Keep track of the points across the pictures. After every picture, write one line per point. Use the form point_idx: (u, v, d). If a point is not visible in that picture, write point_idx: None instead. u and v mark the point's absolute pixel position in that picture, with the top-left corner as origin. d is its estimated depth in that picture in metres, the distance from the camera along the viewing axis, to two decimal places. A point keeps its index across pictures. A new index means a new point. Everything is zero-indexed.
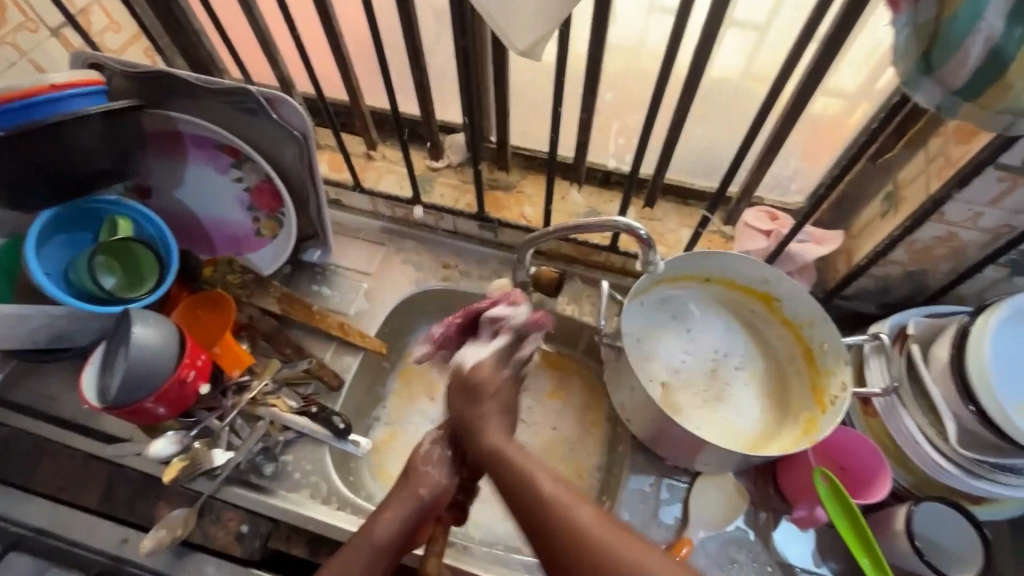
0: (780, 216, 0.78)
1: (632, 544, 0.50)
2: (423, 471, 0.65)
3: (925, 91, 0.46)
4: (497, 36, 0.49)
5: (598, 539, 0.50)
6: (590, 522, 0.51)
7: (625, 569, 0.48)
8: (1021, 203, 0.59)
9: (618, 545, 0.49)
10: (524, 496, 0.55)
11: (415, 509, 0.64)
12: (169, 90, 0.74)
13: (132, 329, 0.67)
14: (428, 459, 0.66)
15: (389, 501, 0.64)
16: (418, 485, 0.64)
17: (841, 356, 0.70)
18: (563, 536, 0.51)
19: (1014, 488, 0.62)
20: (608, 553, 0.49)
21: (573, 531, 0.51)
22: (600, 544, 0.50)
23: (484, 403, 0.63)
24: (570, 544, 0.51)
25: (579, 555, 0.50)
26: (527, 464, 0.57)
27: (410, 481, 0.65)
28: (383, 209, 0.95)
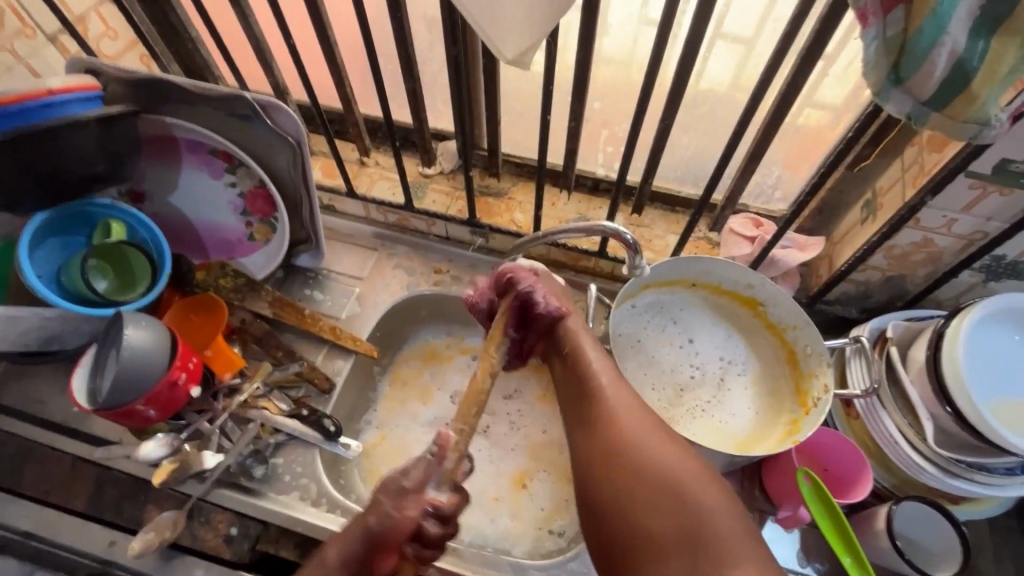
0: (764, 223, 0.81)
1: (667, 445, 0.55)
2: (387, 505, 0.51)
3: (896, 101, 0.48)
4: (487, 46, 0.51)
5: (637, 437, 0.55)
6: (633, 419, 0.57)
7: (656, 464, 0.53)
8: (993, 209, 0.61)
9: (656, 442, 0.55)
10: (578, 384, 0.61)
11: (370, 548, 0.51)
12: (163, 97, 0.75)
13: (124, 331, 0.67)
14: (381, 491, 0.51)
15: (336, 537, 0.52)
16: (370, 514, 0.51)
17: (824, 359, 0.71)
18: (605, 428, 0.57)
19: (991, 487, 0.63)
20: (644, 447, 0.55)
21: (614, 424, 0.57)
22: (638, 439, 0.55)
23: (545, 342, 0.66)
24: (612, 430, 0.57)
25: (617, 447, 0.55)
26: (589, 357, 0.63)
27: (362, 509, 0.52)
28: (375, 214, 0.97)
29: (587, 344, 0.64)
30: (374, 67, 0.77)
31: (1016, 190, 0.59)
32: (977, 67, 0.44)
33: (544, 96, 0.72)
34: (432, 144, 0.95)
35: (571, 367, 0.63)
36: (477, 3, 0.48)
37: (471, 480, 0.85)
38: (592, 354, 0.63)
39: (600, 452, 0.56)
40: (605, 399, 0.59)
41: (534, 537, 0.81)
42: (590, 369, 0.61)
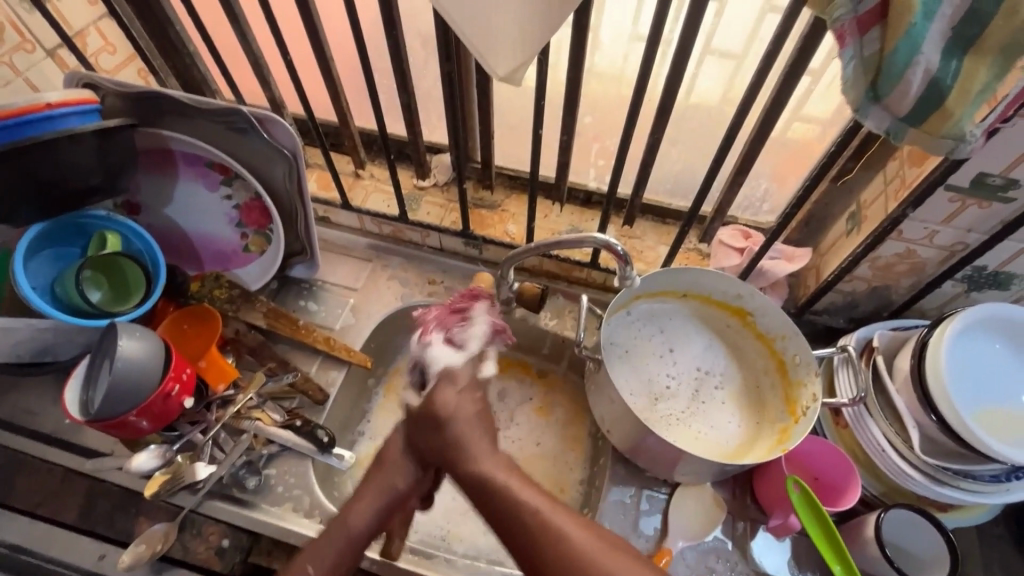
0: (753, 234, 0.82)
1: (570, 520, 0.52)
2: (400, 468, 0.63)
3: (875, 117, 0.50)
4: (480, 63, 0.52)
5: (588, 557, 0.49)
6: (527, 499, 0.53)
7: None
8: (972, 221, 0.63)
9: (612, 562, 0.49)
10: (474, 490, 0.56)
11: (387, 506, 0.62)
12: (161, 110, 0.76)
13: (117, 342, 0.67)
14: (406, 452, 0.64)
15: (360, 494, 0.63)
16: (394, 475, 0.63)
17: (812, 368, 0.72)
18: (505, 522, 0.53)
19: (977, 494, 0.64)
20: (564, 548, 0.50)
21: (513, 518, 0.53)
22: (540, 515, 0.52)
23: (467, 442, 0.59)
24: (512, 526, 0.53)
25: (522, 538, 0.52)
26: (471, 448, 0.59)
27: (387, 471, 0.63)
28: (369, 226, 0.98)
29: (473, 441, 0.59)
30: (369, 82, 0.78)
31: (993, 203, 0.61)
32: (950, 85, 0.46)
33: (536, 111, 0.73)
34: (426, 157, 0.96)
35: (467, 482, 0.57)
36: (468, 20, 0.50)
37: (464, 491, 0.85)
38: (481, 450, 0.58)
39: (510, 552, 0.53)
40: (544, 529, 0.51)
41: None
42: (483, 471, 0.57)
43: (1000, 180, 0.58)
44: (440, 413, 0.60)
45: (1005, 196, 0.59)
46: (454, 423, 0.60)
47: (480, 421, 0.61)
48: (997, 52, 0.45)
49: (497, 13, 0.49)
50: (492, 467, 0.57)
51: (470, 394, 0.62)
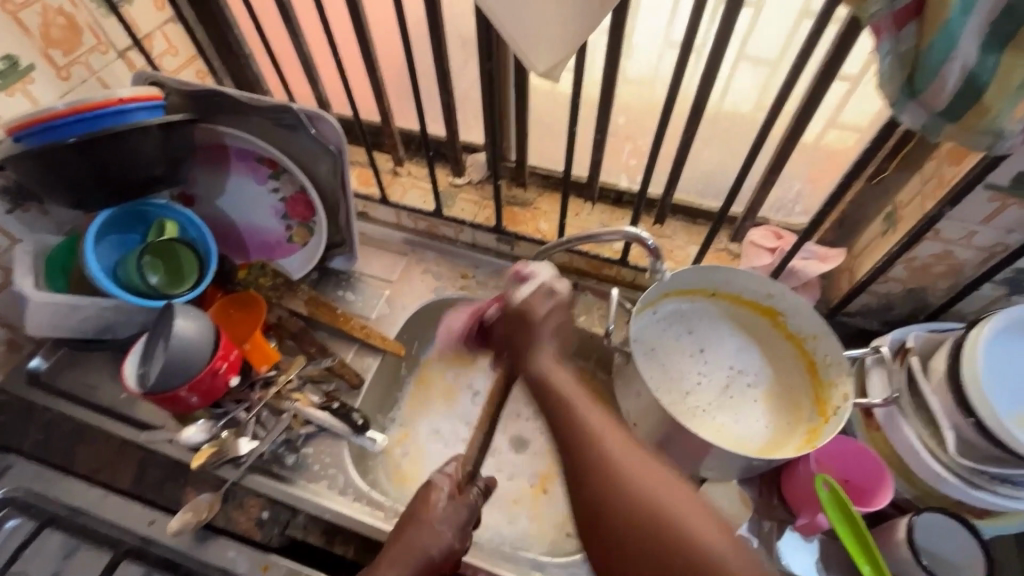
0: (784, 235, 0.82)
1: (661, 484, 0.48)
2: (444, 533, 0.64)
3: (910, 113, 0.50)
4: (519, 59, 0.55)
5: (613, 461, 0.50)
6: (613, 445, 0.51)
7: (638, 492, 0.48)
8: (1012, 222, 0.63)
9: (634, 470, 0.49)
10: (551, 413, 0.54)
11: (424, 564, 0.63)
12: (216, 108, 0.81)
13: (175, 321, 0.72)
14: (445, 517, 0.65)
15: (391, 547, 0.64)
16: (429, 541, 0.63)
17: (844, 368, 0.72)
18: (597, 484, 0.49)
19: (1016, 500, 0.63)
20: (581, 433, 0.51)
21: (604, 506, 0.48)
22: (638, 483, 0.48)
23: (539, 330, 0.59)
24: (585, 473, 0.50)
25: (604, 496, 0.48)
26: (570, 398, 0.54)
27: (424, 533, 0.64)
28: (406, 221, 1.02)
29: (577, 401, 0.54)
30: (413, 80, 0.82)
31: None
32: (988, 81, 0.46)
33: (573, 108, 0.75)
34: (463, 155, 0.99)
35: (538, 389, 0.56)
36: (512, 21, 0.52)
37: (491, 483, 0.87)
38: (596, 421, 0.52)
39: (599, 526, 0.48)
40: (562, 397, 0.54)
41: (552, 539, 0.82)
42: (546, 375, 0.56)
43: None
44: (529, 318, 0.60)
45: None
46: (535, 330, 0.59)
47: (561, 336, 0.60)
48: None
49: (541, 11, 0.51)
50: (553, 372, 0.56)
51: (561, 311, 0.60)
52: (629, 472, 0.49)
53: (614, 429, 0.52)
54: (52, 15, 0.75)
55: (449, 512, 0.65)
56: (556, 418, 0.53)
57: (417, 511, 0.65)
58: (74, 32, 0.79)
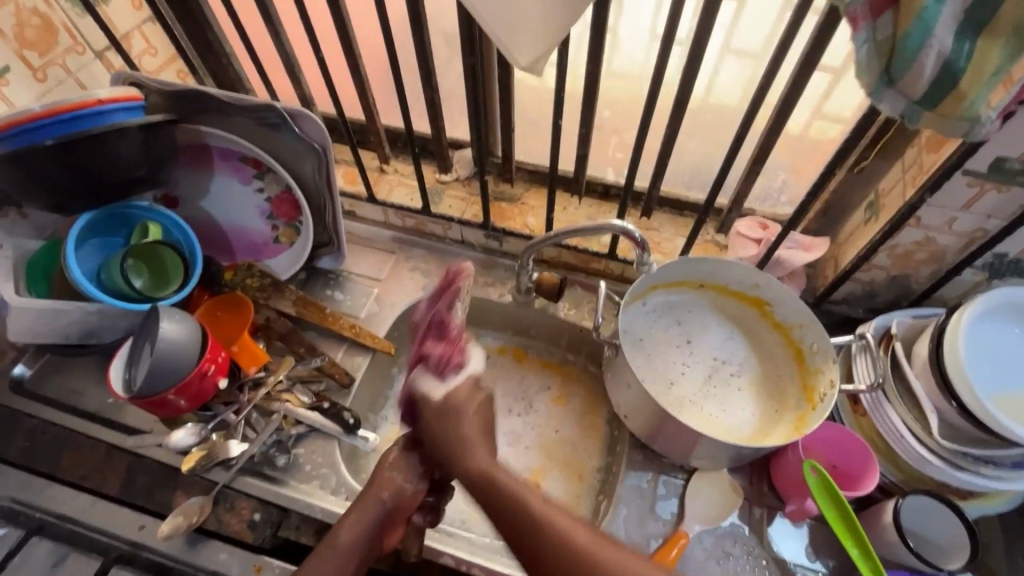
0: (770, 225, 0.83)
1: (603, 546, 0.59)
2: (399, 477, 0.73)
3: (889, 101, 0.51)
4: (502, 53, 0.55)
5: (554, 526, 0.61)
6: (561, 526, 0.61)
7: (576, 542, 0.59)
8: (991, 207, 0.64)
9: (579, 534, 0.60)
10: (510, 529, 0.63)
11: (382, 506, 0.70)
12: (199, 108, 0.80)
13: (159, 324, 0.71)
14: (394, 465, 0.73)
15: (364, 487, 0.72)
16: (387, 488, 0.71)
17: (829, 355, 0.73)
18: (555, 555, 0.59)
19: (999, 481, 0.64)
20: (538, 527, 0.61)
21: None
22: (597, 557, 0.58)
23: (465, 422, 0.70)
24: (551, 552, 0.59)
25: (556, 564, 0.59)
26: (530, 503, 0.63)
27: (376, 487, 0.71)
28: (393, 219, 1.01)
29: (542, 507, 0.63)
30: (396, 77, 0.82)
31: (1013, 187, 0.61)
32: (964, 67, 0.47)
33: (556, 103, 0.75)
34: (449, 152, 0.99)
35: (479, 487, 0.67)
36: (493, 15, 0.52)
37: None
38: (551, 515, 0.62)
39: (545, 573, 0.59)
40: (517, 534, 0.62)
41: None
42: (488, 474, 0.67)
43: (1018, 164, 0.59)
44: (448, 412, 0.70)
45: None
46: (462, 417, 0.70)
47: (482, 413, 0.72)
48: (1011, 32, 0.45)
49: (521, 5, 0.51)
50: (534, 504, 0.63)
51: (473, 393, 0.72)
52: (576, 535, 0.60)
53: (562, 513, 0.62)
54: (26, 15, 0.74)
55: (412, 461, 0.74)
56: (506, 529, 0.63)
57: (383, 455, 0.75)
58: (48, 32, 0.77)
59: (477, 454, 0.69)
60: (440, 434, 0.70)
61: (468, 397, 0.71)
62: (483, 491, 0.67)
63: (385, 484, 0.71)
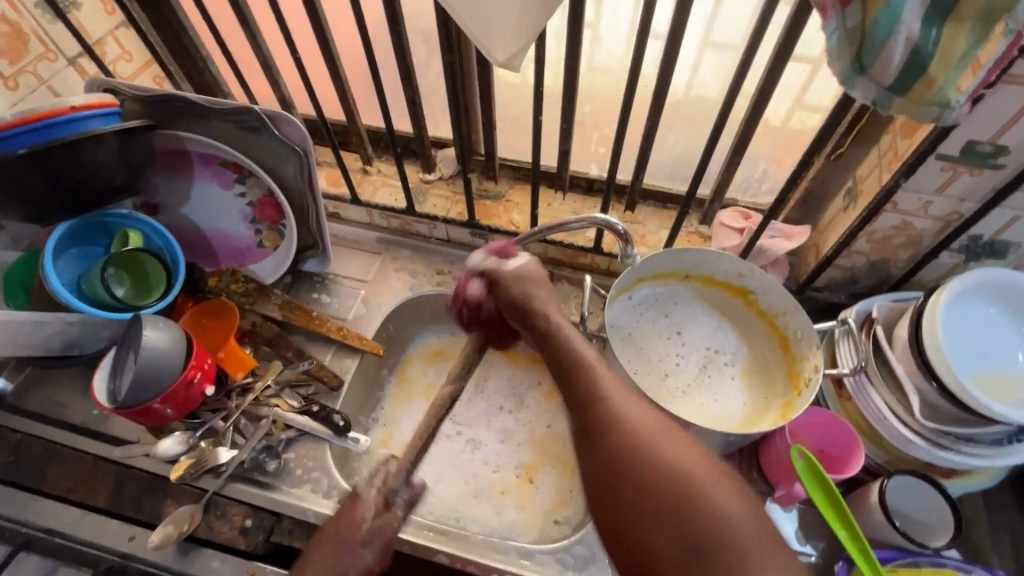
0: (752, 215, 0.84)
1: (681, 450, 0.53)
2: (364, 553, 0.61)
3: (861, 88, 0.52)
4: (478, 50, 0.55)
5: (630, 423, 0.55)
6: (634, 417, 0.56)
7: (655, 453, 0.52)
8: (965, 189, 0.65)
9: (660, 437, 0.54)
10: (576, 399, 0.60)
11: None
12: (176, 113, 0.80)
13: (143, 332, 0.70)
14: (366, 538, 0.62)
15: (311, 552, 0.61)
16: (348, 564, 0.60)
17: (813, 341, 0.74)
18: (610, 440, 0.55)
19: (980, 458, 0.66)
20: (611, 417, 0.56)
21: (623, 461, 0.53)
22: (655, 449, 0.53)
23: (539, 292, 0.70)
24: (610, 442, 0.55)
25: (617, 455, 0.54)
26: (607, 391, 0.58)
27: (343, 555, 0.60)
28: (378, 220, 1.01)
29: (615, 390, 0.58)
30: (375, 76, 0.81)
31: (984, 170, 0.62)
32: (931, 53, 0.48)
33: (536, 98, 0.75)
34: (432, 151, 0.99)
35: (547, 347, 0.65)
36: (468, 11, 0.52)
37: (477, 475, 0.87)
38: (626, 405, 0.57)
39: (601, 463, 0.55)
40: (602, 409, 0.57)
41: (540, 527, 0.83)
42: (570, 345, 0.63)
43: (989, 147, 0.60)
44: (527, 277, 0.71)
45: (995, 162, 0.61)
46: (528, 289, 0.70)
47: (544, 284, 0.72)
48: (976, 17, 0.46)
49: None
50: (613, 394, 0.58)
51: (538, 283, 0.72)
52: (652, 435, 0.54)
53: (641, 404, 0.58)
54: None
55: (377, 535, 0.63)
56: (577, 394, 0.60)
57: (345, 514, 0.63)
58: (17, 40, 0.76)
59: (548, 312, 0.68)
60: (517, 307, 0.69)
61: (541, 279, 0.72)
62: (560, 361, 0.63)
63: (345, 555, 0.60)
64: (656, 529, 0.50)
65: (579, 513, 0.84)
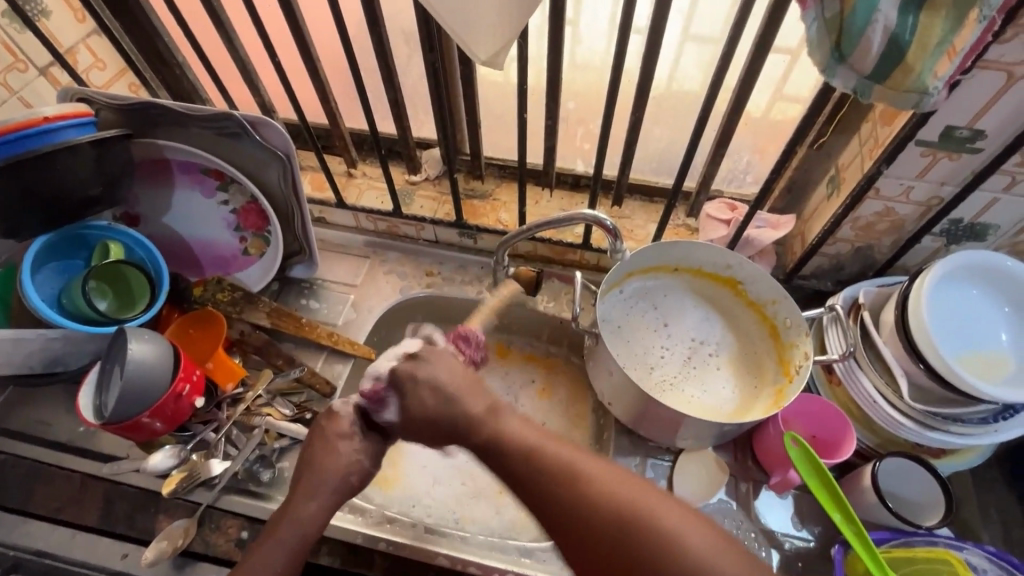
0: (738, 206, 0.85)
1: (633, 490, 0.55)
2: (352, 458, 0.66)
3: (842, 77, 0.52)
4: (461, 48, 0.55)
5: (580, 476, 0.56)
6: (584, 469, 0.57)
7: (609, 501, 0.54)
8: (945, 174, 0.66)
9: (608, 483, 0.56)
10: (517, 467, 0.59)
11: (337, 491, 0.65)
12: (153, 120, 0.78)
13: (128, 346, 0.69)
14: (355, 446, 0.67)
15: (291, 500, 0.63)
16: (342, 466, 0.65)
17: (802, 328, 0.75)
18: (563, 498, 0.56)
19: (968, 437, 0.67)
20: (558, 473, 0.57)
21: (578, 518, 0.55)
22: (608, 500, 0.54)
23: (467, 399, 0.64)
24: (562, 498, 0.56)
25: (571, 508, 0.55)
26: (544, 446, 0.60)
27: (333, 458, 0.65)
28: (365, 223, 1.00)
29: (550, 445, 0.59)
30: (356, 78, 0.80)
31: (963, 154, 0.63)
32: (909, 40, 0.48)
33: (520, 96, 0.75)
34: (417, 152, 0.98)
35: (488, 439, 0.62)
36: (449, 10, 0.52)
37: (475, 476, 0.87)
38: (570, 457, 0.58)
39: (560, 523, 0.56)
40: (546, 460, 0.58)
41: (539, 524, 0.83)
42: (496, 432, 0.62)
43: (967, 131, 0.61)
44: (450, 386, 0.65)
45: (973, 146, 0.62)
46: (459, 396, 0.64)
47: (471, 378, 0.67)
48: (950, 5, 0.47)
49: None
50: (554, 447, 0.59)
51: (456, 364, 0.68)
52: (603, 485, 0.55)
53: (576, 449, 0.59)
54: None
55: (364, 450, 0.67)
56: (518, 463, 0.59)
57: (326, 429, 0.67)
58: None
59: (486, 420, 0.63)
60: (444, 430, 0.64)
61: (469, 384, 0.66)
62: (493, 445, 0.62)
63: (337, 460, 0.65)
64: (621, 568, 0.53)
65: None
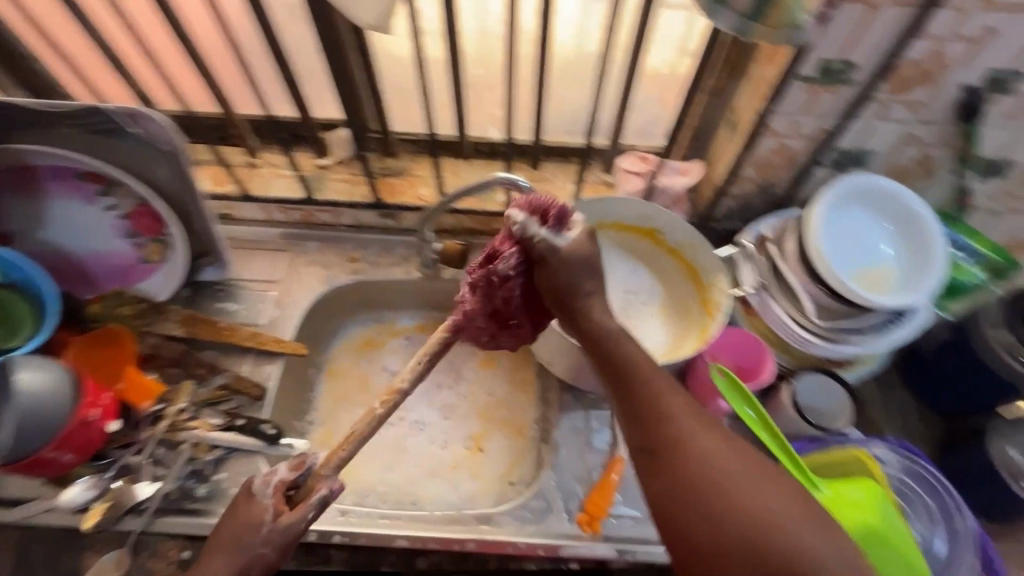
0: (649, 157, 0.86)
1: (746, 460, 0.50)
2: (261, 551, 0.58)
3: (725, 19, 0.54)
4: (344, 14, 0.52)
5: (677, 422, 0.52)
6: (688, 423, 0.52)
7: (706, 456, 0.50)
8: (826, 107, 0.71)
9: (705, 437, 0.51)
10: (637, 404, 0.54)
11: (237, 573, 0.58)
12: (8, 124, 0.71)
13: (15, 375, 0.62)
14: (266, 540, 0.59)
15: (207, 558, 0.59)
16: (247, 556, 0.58)
17: (717, 267, 0.79)
18: (665, 448, 0.51)
19: (865, 344, 0.76)
20: (666, 414, 0.52)
21: (689, 469, 0.50)
22: (705, 450, 0.50)
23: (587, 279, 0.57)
24: (669, 442, 0.51)
25: (706, 458, 0.50)
26: (663, 387, 0.54)
27: (240, 543, 0.58)
28: (278, 215, 0.94)
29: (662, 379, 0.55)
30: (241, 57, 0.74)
31: (839, 86, 0.68)
32: None
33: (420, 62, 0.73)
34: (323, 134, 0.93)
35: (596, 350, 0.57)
36: None
37: (427, 455, 0.87)
38: (670, 403, 0.53)
39: (654, 466, 0.51)
40: (647, 398, 0.53)
41: (496, 491, 0.85)
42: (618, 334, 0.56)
43: (840, 64, 0.66)
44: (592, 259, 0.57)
45: (846, 78, 0.67)
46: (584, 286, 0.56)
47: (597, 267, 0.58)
48: None
49: None
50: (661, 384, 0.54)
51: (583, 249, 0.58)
52: (697, 437, 0.51)
53: (689, 402, 0.54)
54: None
55: (276, 535, 0.59)
56: (630, 396, 0.54)
57: (240, 509, 0.60)
58: None
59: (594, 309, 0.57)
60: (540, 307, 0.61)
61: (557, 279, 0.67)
62: (603, 352, 0.56)
63: (236, 551, 0.58)
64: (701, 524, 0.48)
65: (531, 471, 0.86)
